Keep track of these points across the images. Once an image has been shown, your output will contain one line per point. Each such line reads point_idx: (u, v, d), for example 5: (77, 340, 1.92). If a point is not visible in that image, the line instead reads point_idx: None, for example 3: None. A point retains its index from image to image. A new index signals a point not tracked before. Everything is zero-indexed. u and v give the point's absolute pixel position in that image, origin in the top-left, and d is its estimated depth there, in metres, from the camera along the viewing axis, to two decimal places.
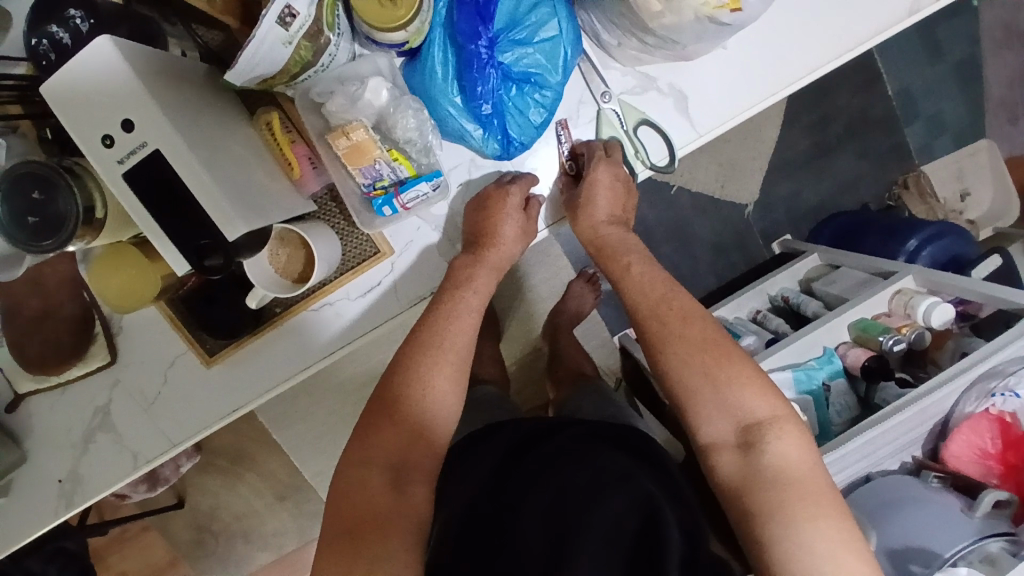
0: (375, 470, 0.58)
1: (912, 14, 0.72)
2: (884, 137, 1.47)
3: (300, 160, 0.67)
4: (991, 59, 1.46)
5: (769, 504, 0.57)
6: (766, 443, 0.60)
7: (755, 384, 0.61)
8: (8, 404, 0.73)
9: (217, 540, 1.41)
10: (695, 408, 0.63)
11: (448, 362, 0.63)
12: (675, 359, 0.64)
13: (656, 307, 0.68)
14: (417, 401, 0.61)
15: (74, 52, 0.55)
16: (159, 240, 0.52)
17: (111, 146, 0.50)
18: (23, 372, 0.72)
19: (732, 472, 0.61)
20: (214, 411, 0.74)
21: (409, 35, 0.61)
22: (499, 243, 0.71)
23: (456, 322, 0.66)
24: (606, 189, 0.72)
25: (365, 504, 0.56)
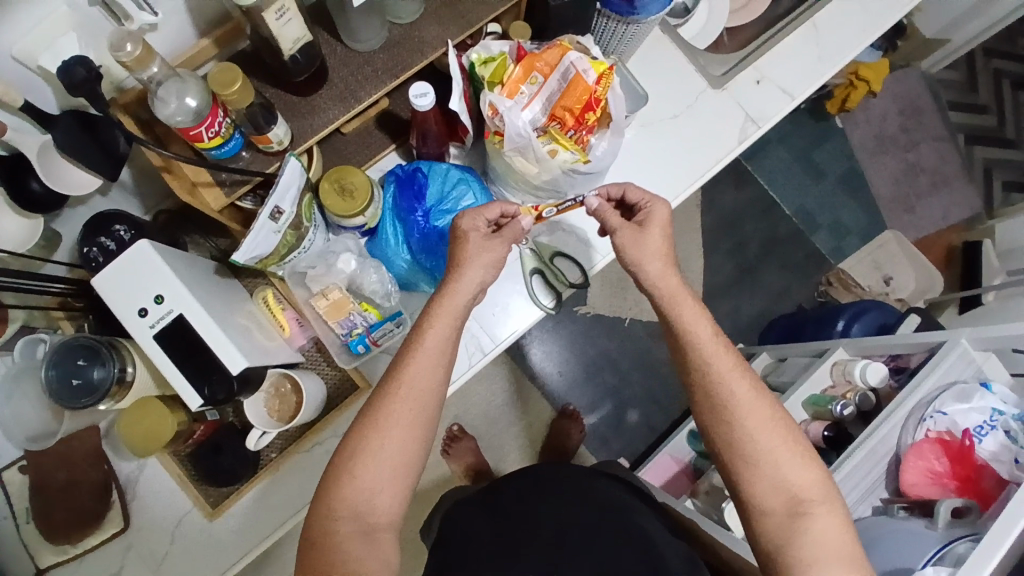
0: (342, 523, 0.62)
1: (741, 143, 0.99)
2: (797, 247, 1.68)
3: (290, 322, 0.86)
4: (869, 164, 1.73)
5: (805, 564, 0.61)
6: (813, 515, 0.63)
7: (814, 465, 0.66)
8: None
9: None
10: (751, 477, 0.66)
11: (407, 409, 0.65)
12: (742, 433, 0.67)
13: (722, 380, 0.69)
14: (377, 452, 0.63)
15: (117, 253, 0.70)
16: (179, 382, 0.67)
17: (144, 315, 0.66)
18: (44, 546, 0.80)
19: (776, 535, 0.64)
20: (226, 558, 0.82)
21: (366, 218, 0.84)
22: (464, 275, 0.71)
23: (418, 363, 0.66)
24: (658, 232, 0.75)
25: (330, 554, 0.60)
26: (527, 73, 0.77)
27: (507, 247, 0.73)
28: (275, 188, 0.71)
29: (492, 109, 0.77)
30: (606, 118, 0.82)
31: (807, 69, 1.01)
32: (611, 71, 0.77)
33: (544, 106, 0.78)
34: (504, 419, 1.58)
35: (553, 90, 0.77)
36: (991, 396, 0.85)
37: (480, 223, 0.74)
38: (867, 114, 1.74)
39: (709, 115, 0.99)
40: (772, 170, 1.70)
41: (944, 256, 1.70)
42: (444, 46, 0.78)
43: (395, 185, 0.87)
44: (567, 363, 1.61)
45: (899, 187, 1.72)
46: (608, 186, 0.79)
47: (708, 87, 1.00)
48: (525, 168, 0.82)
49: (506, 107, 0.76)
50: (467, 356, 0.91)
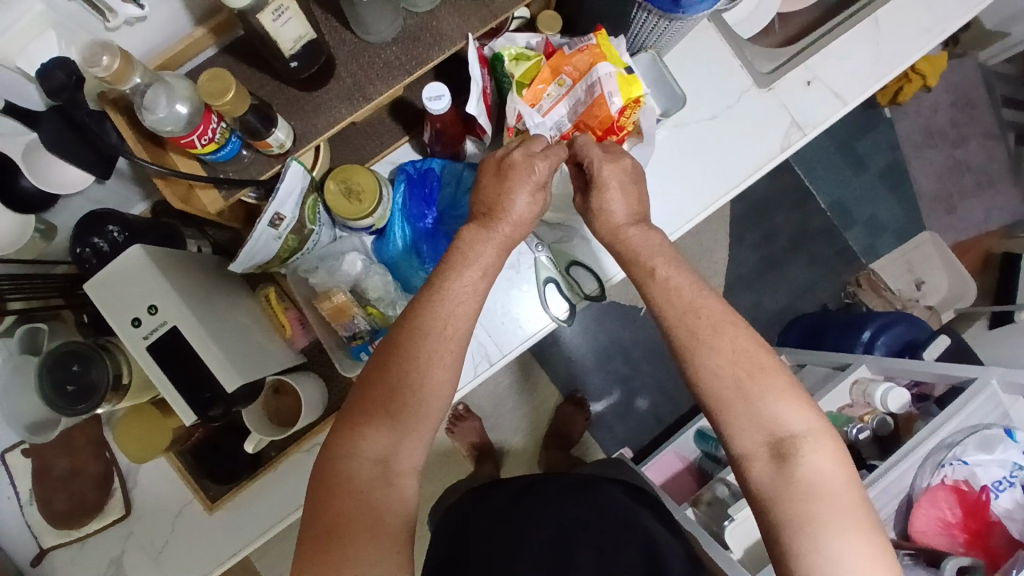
0: (363, 458, 0.59)
1: (784, 151, 0.90)
2: (827, 243, 1.59)
3: (291, 322, 0.83)
4: (914, 158, 1.60)
5: (798, 514, 0.56)
6: (801, 457, 0.58)
7: (790, 398, 0.60)
8: (36, 557, 0.83)
9: None
10: (730, 417, 0.61)
11: (449, 350, 0.62)
12: (706, 371, 0.62)
13: (686, 314, 0.64)
14: (414, 387, 0.61)
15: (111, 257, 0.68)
16: (172, 397, 0.65)
17: (138, 325, 0.64)
18: (49, 528, 0.83)
19: (765, 482, 0.59)
20: (218, 555, 0.83)
21: (374, 220, 0.79)
22: (508, 219, 0.68)
23: (449, 305, 0.63)
24: (617, 191, 0.69)
25: (344, 490, 0.58)
26: (554, 74, 0.70)
27: (553, 165, 0.68)
28: (275, 195, 0.67)
29: (517, 117, 0.72)
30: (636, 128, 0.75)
31: (863, 69, 0.91)
32: (642, 94, 0.69)
33: (570, 111, 0.71)
34: (508, 402, 1.58)
35: (579, 98, 0.70)
36: (1015, 449, 0.82)
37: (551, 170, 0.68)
38: (919, 103, 1.60)
39: (749, 118, 0.91)
40: (810, 159, 1.58)
41: (980, 262, 1.60)
42: (464, 40, 0.70)
43: (405, 185, 0.82)
44: (576, 350, 1.58)
45: (943, 185, 1.60)
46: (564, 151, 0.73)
47: (752, 86, 0.91)
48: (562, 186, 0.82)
49: (533, 115, 0.71)
50: (473, 364, 0.88)
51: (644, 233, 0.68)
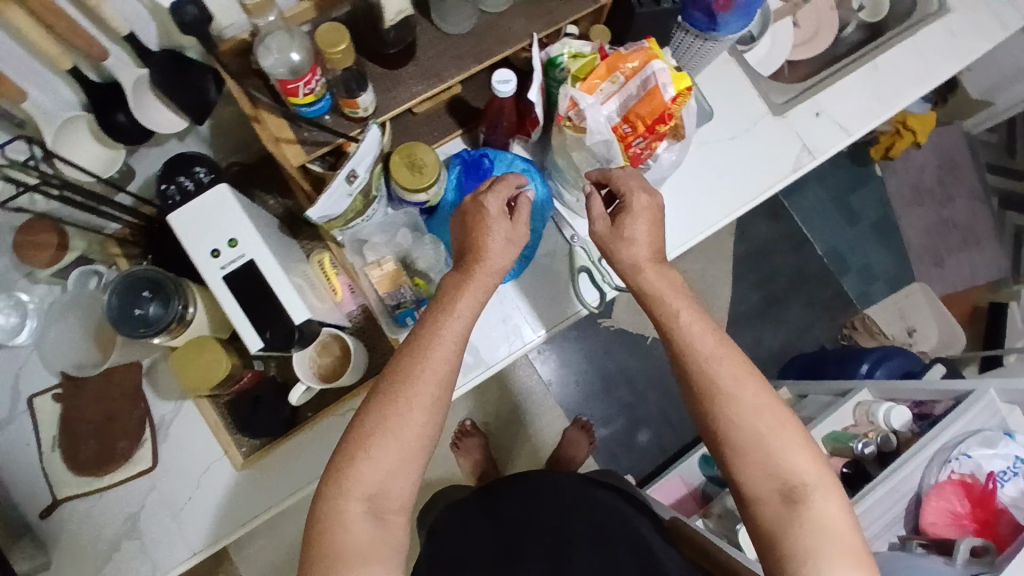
0: (351, 501, 0.62)
1: (796, 171, 1.01)
2: (824, 286, 1.68)
3: (342, 287, 0.89)
4: (902, 214, 1.74)
5: (804, 552, 0.61)
6: (809, 503, 0.62)
7: (806, 449, 0.65)
8: (46, 508, 0.84)
9: None
10: (743, 464, 0.65)
11: (426, 393, 0.65)
12: (726, 417, 0.66)
13: (707, 361, 0.68)
14: (395, 431, 0.64)
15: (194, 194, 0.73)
16: (241, 324, 0.69)
17: (218, 256, 0.69)
18: (69, 478, 0.84)
19: (772, 521, 0.63)
20: (241, 516, 0.82)
21: (429, 195, 0.85)
22: (484, 256, 0.70)
23: (437, 348, 0.67)
24: (644, 224, 0.73)
25: (337, 536, 0.61)
26: (609, 72, 0.78)
27: (501, 199, 0.71)
28: (354, 154, 0.73)
29: (570, 102, 0.79)
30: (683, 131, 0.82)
31: (865, 107, 1.04)
32: (689, 90, 0.77)
33: (620, 106, 0.79)
34: (513, 421, 1.59)
35: (631, 94, 0.77)
36: (1015, 445, 0.86)
37: (501, 205, 0.72)
38: (907, 163, 1.75)
39: (765, 140, 1.01)
40: (808, 207, 1.71)
41: (967, 314, 1.72)
42: (528, 38, 0.80)
43: (460, 168, 0.90)
44: (585, 373, 1.62)
45: (929, 240, 1.73)
46: (594, 174, 0.77)
47: (769, 113, 1.02)
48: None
49: (588, 104, 0.78)
50: (509, 344, 0.92)
51: (661, 272, 0.73)
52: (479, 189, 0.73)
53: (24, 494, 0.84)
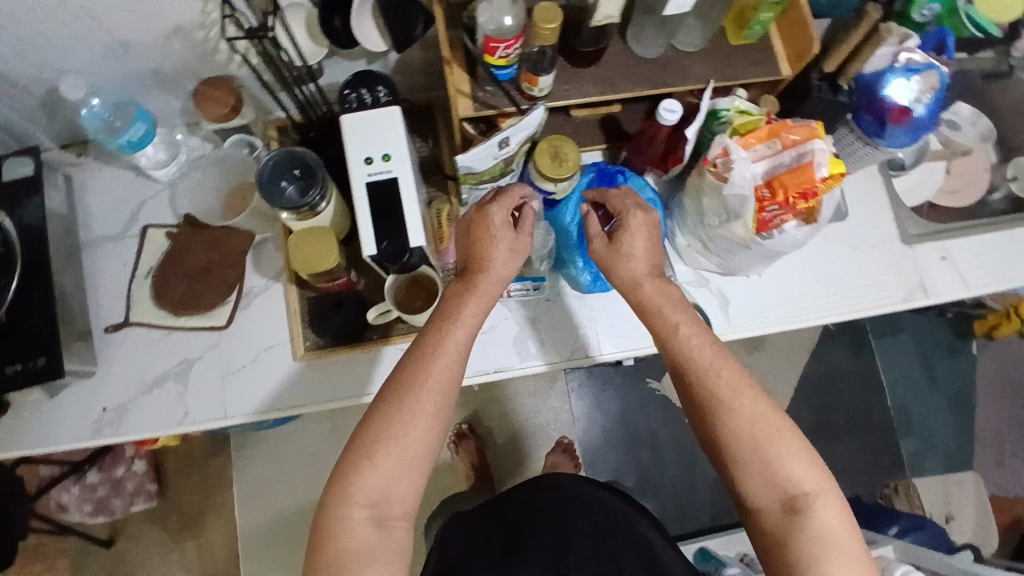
0: (356, 508, 0.64)
1: (904, 302, 1.00)
2: (878, 437, 1.62)
3: (448, 237, 0.93)
4: (983, 399, 1.66)
5: (806, 557, 0.63)
6: (812, 511, 0.65)
7: (805, 459, 0.67)
8: (116, 324, 0.92)
9: None
10: (747, 476, 0.68)
11: (430, 398, 0.67)
12: (727, 427, 0.69)
13: (706, 371, 0.71)
14: (398, 439, 0.66)
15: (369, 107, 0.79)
16: (363, 227, 0.75)
17: (369, 164, 0.76)
18: (150, 306, 0.92)
19: (775, 527, 0.66)
20: (282, 401, 0.90)
21: (556, 188, 0.88)
22: (488, 267, 0.73)
23: (440, 356, 0.69)
24: (641, 240, 0.76)
25: (342, 544, 0.63)
26: (769, 136, 0.85)
27: (506, 210, 0.75)
28: (515, 124, 0.79)
29: (723, 151, 0.85)
30: (814, 215, 0.87)
31: (994, 267, 1.02)
32: (840, 176, 0.83)
33: (767, 169, 0.85)
34: (529, 438, 1.59)
35: (782, 162, 0.84)
36: None
37: (506, 215, 0.75)
38: (1007, 352, 1.68)
39: (882, 262, 1.02)
40: (891, 355, 1.66)
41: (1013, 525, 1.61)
42: (705, 83, 0.87)
43: (593, 175, 0.93)
44: (613, 421, 1.61)
45: (1001, 436, 1.65)
46: (590, 193, 0.81)
47: (896, 239, 1.03)
48: (725, 232, 0.88)
49: (739, 158, 0.84)
50: (573, 348, 0.96)
51: (659, 287, 0.75)
52: (483, 200, 0.76)
53: (107, 306, 0.93)
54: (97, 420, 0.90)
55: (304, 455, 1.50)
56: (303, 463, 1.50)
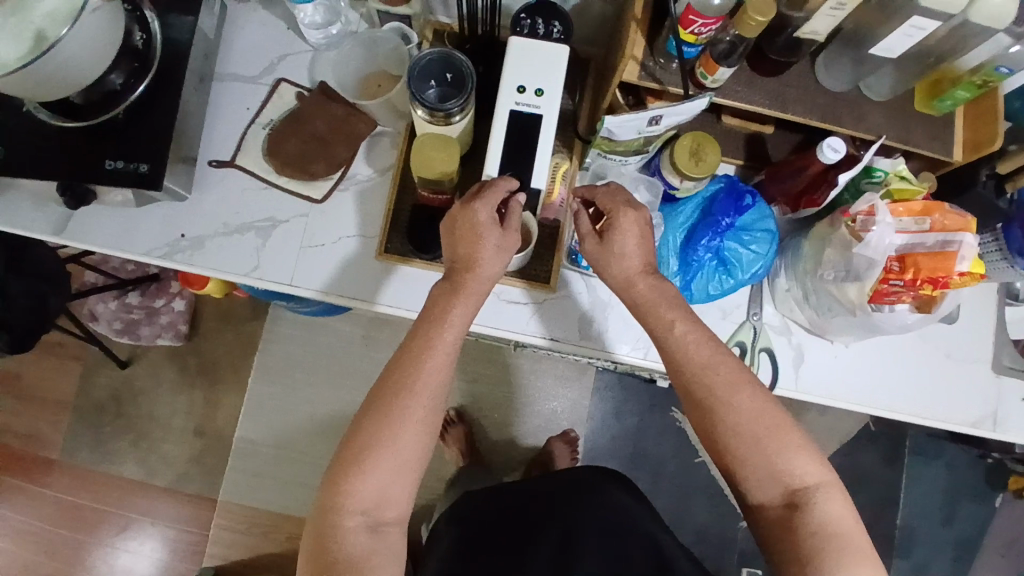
0: (348, 515, 0.66)
1: (974, 426, 0.95)
2: (874, 550, 1.56)
3: (555, 194, 0.90)
4: (994, 555, 1.58)
5: (805, 550, 0.66)
6: (812, 505, 0.68)
7: (804, 455, 0.69)
8: (221, 162, 0.94)
9: (115, 421, 1.53)
10: (749, 472, 0.70)
11: (416, 403, 0.68)
12: (728, 425, 0.70)
13: (704, 369, 0.71)
14: (387, 446, 0.67)
15: (539, 39, 0.76)
16: (492, 152, 0.74)
17: (520, 92, 0.74)
18: (258, 156, 0.94)
19: (776, 519, 0.70)
20: (348, 289, 0.91)
21: (681, 184, 0.88)
22: (477, 267, 0.71)
23: (427, 359, 0.69)
24: (633, 238, 0.74)
25: (341, 549, 0.66)
26: (922, 212, 0.81)
27: (490, 209, 0.70)
28: (672, 106, 0.75)
29: (868, 209, 0.82)
30: (930, 305, 0.85)
31: None
32: (977, 277, 0.78)
33: (904, 242, 0.81)
34: (536, 418, 1.58)
35: (922, 242, 0.79)
36: None
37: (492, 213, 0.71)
38: None
39: (970, 379, 0.96)
40: (918, 477, 1.58)
41: None
42: (879, 138, 0.83)
43: (723, 186, 0.89)
44: (621, 433, 1.59)
45: None
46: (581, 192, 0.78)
47: (993, 362, 0.97)
48: (836, 291, 0.86)
49: (883, 221, 0.80)
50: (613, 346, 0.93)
51: (656, 285, 0.74)
52: (466, 197, 0.71)
53: (217, 141, 0.95)
54: (172, 243, 0.93)
55: (326, 352, 1.53)
56: (322, 359, 1.52)
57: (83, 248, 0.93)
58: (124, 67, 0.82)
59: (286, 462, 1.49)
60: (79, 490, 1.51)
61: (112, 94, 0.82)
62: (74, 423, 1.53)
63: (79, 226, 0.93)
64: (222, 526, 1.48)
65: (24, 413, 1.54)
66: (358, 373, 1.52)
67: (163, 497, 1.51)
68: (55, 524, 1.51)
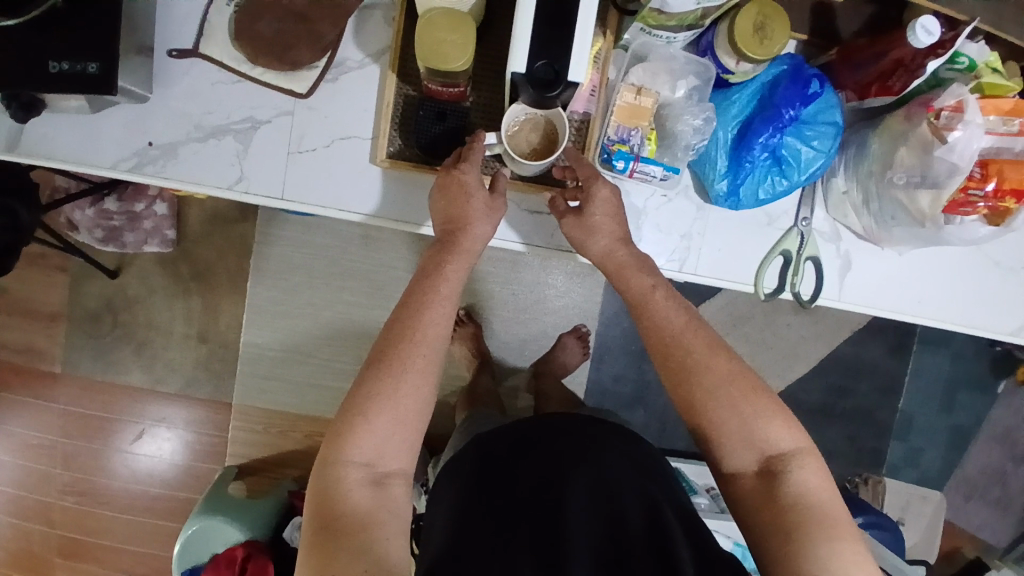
0: (350, 467, 0.62)
1: (1011, 336, 0.89)
2: (873, 435, 1.60)
3: (589, 80, 0.76)
4: (986, 438, 1.62)
5: (781, 526, 0.62)
6: (787, 474, 0.65)
7: (778, 419, 0.67)
8: (182, 50, 0.78)
9: (114, 329, 1.48)
10: (723, 437, 0.68)
11: (420, 353, 0.65)
12: (705, 391, 0.67)
13: (681, 332, 0.70)
14: (389, 396, 0.64)
15: None
16: (518, 34, 0.59)
17: None
18: (223, 40, 0.77)
19: (753, 493, 0.66)
20: (346, 201, 0.80)
21: (735, 67, 0.75)
22: (470, 224, 0.71)
23: (428, 310, 0.67)
24: (604, 211, 0.74)
25: (343, 503, 0.61)
26: (1015, 110, 0.73)
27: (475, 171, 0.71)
28: None
29: (957, 104, 0.71)
30: (1001, 220, 0.76)
31: None
32: None
33: (988, 147, 0.73)
34: (547, 316, 1.54)
35: (1011, 147, 0.73)
36: None
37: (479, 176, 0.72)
38: None
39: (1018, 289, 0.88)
40: (923, 368, 1.59)
41: (945, 549, 1.64)
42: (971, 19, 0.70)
43: (786, 69, 0.77)
44: (633, 331, 1.56)
45: (984, 477, 1.62)
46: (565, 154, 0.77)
47: None
48: (907, 200, 0.76)
49: (972, 121, 0.71)
50: None
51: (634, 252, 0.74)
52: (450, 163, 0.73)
53: (172, 23, 0.78)
54: (140, 152, 0.80)
55: (325, 254, 1.43)
56: (321, 262, 1.44)
57: (40, 164, 0.80)
58: None
59: (293, 367, 1.46)
60: (89, 400, 1.50)
61: None
62: (72, 334, 1.48)
63: (32, 138, 0.79)
64: (237, 427, 1.48)
65: (18, 325, 1.48)
66: (360, 275, 1.44)
67: (175, 403, 1.50)
68: (69, 433, 1.50)
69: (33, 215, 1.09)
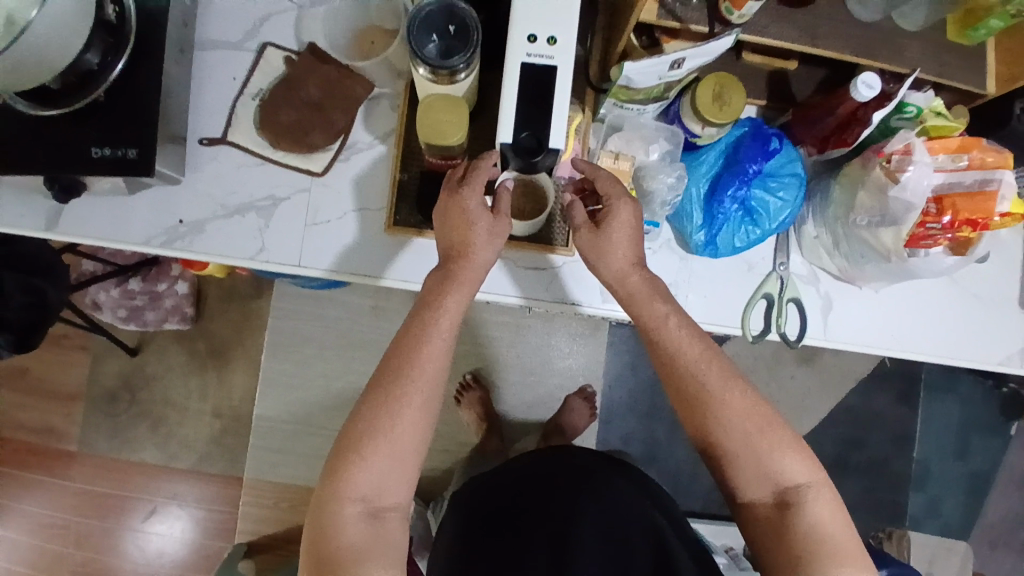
0: (348, 505, 0.66)
1: (999, 364, 0.93)
2: (890, 486, 1.58)
3: (571, 150, 0.86)
4: (1005, 485, 1.59)
5: (796, 557, 0.65)
6: (803, 506, 0.67)
7: (795, 454, 0.69)
8: (212, 138, 0.89)
9: (131, 407, 1.53)
10: (739, 470, 0.70)
11: (417, 389, 0.69)
12: (722, 425, 0.70)
13: (698, 363, 0.72)
14: (386, 433, 0.67)
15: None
16: (505, 111, 0.69)
17: (531, 41, 0.68)
18: (248, 129, 0.88)
19: (767, 523, 0.69)
20: (350, 265, 0.88)
21: (702, 131, 0.83)
22: (470, 256, 0.73)
23: (426, 346, 0.70)
24: (622, 232, 0.74)
25: (339, 539, 0.65)
26: (960, 149, 0.80)
27: (476, 192, 0.72)
28: (696, 47, 0.70)
29: (905, 147, 0.79)
30: (964, 248, 0.83)
31: None
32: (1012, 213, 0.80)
33: (941, 183, 0.80)
34: (552, 377, 1.57)
35: (962, 182, 0.79)
36: None
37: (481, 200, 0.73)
38: None
39: (996, 318, 0.93)
40: (932, 415, 1.59)
41: None
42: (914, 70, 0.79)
43: (747, 130, 0.86)
44: (638, 388, 1.59)
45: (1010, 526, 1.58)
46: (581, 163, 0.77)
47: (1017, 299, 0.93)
48: (869, 237, 0.83)
49: (921, 160, 0.78)
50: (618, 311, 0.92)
51: None
52: (454, 182, 0.74)
53: (205, 116, 0.89)
54: (169, 230, 0.88)
55: (336, 327, 1.50)
56: (331, 334, 1.50)
57: (77, 243, 0.89)
58: (98, 44, 0.76)
59: (304, 438, 1.48)
60: (103, 479, 1.51)
61: (89, 74, 0.76)
62: (90, 413, 1.53)
63: (71, 219, 0.88)
64: (248, 502, 1.48)
65: (39, 406, 1.53)
66: (370, 343, 1.50)
67: (187, 479, 1.51)
68: (82, 513, 1.51)
69: (62, 294, 1.17)
